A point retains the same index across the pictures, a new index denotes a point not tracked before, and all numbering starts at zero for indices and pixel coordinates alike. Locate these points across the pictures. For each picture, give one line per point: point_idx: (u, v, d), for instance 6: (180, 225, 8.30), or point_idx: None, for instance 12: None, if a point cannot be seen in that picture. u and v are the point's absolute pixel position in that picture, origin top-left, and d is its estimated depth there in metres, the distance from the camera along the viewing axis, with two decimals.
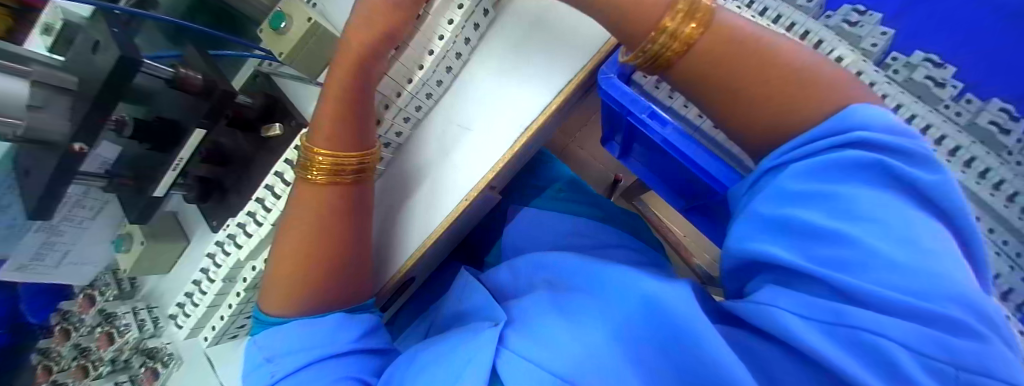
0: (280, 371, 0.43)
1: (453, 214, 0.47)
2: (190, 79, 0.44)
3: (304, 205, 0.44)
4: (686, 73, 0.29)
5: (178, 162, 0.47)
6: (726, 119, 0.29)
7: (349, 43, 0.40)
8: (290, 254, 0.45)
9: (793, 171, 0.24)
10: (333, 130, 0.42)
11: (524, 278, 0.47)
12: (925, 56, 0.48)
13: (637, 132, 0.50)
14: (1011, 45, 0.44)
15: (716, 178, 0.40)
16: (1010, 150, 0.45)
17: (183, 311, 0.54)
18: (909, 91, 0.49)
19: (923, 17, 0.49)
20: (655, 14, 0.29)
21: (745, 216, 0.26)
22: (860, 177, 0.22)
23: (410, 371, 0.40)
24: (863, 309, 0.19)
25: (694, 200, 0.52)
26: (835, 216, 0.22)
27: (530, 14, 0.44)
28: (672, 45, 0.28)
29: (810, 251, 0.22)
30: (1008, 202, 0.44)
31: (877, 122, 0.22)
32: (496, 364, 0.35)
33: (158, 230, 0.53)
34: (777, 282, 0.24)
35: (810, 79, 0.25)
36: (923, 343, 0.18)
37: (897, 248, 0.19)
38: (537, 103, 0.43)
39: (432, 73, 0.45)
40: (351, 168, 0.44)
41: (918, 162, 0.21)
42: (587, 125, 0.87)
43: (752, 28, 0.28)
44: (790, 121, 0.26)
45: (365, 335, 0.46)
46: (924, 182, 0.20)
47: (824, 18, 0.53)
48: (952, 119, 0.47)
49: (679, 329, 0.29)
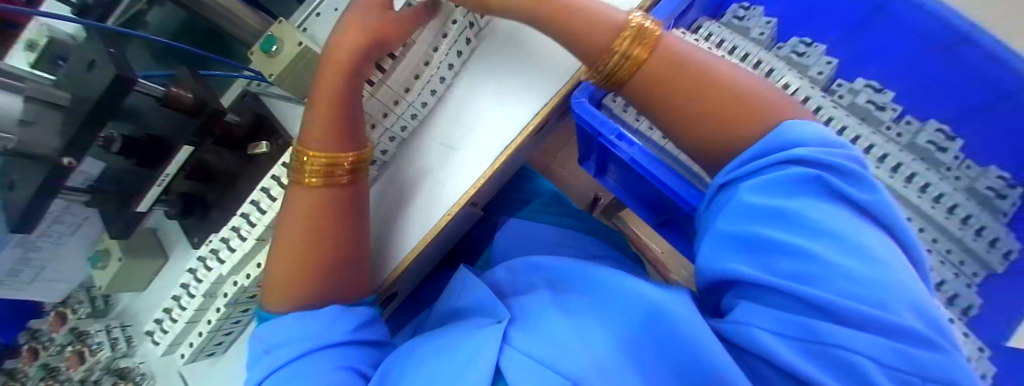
0: (278, 362, 0.37)
1: (435, 229, 0.46)
2: (181, 97, 0.44)
3: (297, 211, 0.42)
4: (636, 89, 0.34)
5: (164, 178, 0.48)
6: (675, 133, 0.33)
7: (336, 52, 0.39)
8: (286, 261, 0.43)
9: (750, 189, 0.26)
10: (325, 129, 0.41)
11: (523, 279, 0.45)
12: (866, 82, 0.51)
13: (609, 153, 0.51)
14: (944, 74, 0.47)
15: (678, 194, 0.40)
16: (948, 166, 0.47)
17: (161, 328, 0.53)
18: (854, 114, 0.51)
19: (860, 49, 0.52)
20: (607, 39, 0.34)
21: (712, 234, 0.28)
22: (812, 196, 0.25)
23: (412, 365, 0.37)
24: (834, 325, 0.21)
25: (662, 215, 0.56)
26: (793, 232, 0.24)
27: (513, 43, 0.45)
28: (624, 64, 0.33)
29: (771, 266, 0.24)
30: (962, 224, 0.45)
31: (810, 138, 0.26)
32: (500, 363, 0.32)
33: (137, 247, 0.53)
34: (746, 298, 0.26)
35: (739, 98, 0.30)
36: (885, 353, 0.20)
37: (851, 261, 0.21)
38: (519, 121, 0.43)
39: (417, 95, 0.44)
40: (344, 169, 0.42)
41: (854, 179, 0.24)
42: (569, 146, 0.86)
43: (692, 53, 0.33)
44: (726, 136, 0.30)
45: (363, 326, 0.42)
46: (859, 198, 0.23)
47: (774, 50, 0.55)
48: (894, 139, 0.49)
49: (684, 342, 0.27)
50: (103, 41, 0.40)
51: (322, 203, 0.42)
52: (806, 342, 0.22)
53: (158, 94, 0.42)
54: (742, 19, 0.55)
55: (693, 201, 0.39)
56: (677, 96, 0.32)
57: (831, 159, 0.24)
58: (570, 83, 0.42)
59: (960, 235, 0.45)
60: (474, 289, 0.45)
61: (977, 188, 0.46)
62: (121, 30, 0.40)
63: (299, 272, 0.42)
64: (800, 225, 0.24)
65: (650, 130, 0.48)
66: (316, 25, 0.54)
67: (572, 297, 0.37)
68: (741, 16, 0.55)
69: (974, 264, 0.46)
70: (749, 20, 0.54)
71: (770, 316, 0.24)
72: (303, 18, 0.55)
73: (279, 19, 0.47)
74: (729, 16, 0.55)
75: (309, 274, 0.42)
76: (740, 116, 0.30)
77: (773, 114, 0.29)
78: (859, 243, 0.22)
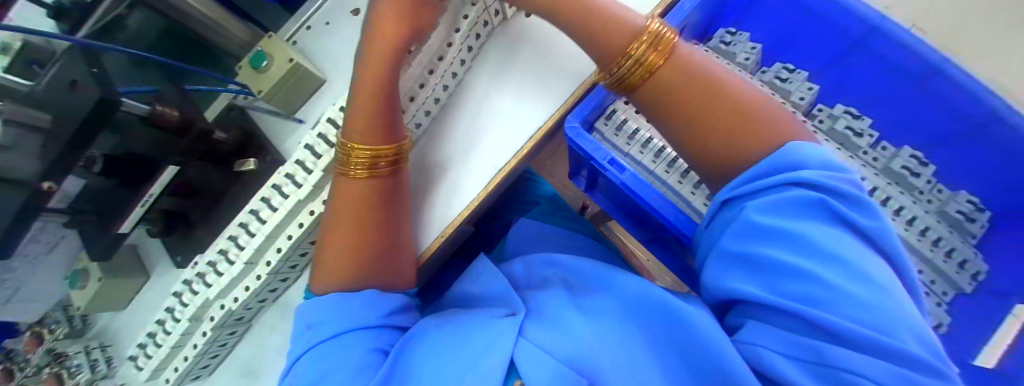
0: (318, 338, 0.37)
1: (430, 249, 0.46)
2: (167, 115, 0.44)
3: (345, 202, 0.40)
4: (647, 95, 0.35)
5: (146, 199, 0.46)
6: (683, 143, 0.34)
7: (365, 67, 0.40)
8: (336, 243, 0.40)
9: (755, 206, 0.27)
10: (369, 123, 0.39)
11: (536, 273, 0.45)
12: (845, 109, 0.55)
13: (601, 176, 0.54)
14: (911, 102, 0.50)
15: (668, 219, 0.42)
16: (921, 190, 0.50)
17: (144, 352, 0.52)
18: (833, 139, 0.55)
19: (836, 77, 0.56)
20: (624, 42, 0.35)
21: (718, 252, 0.30)
22: (816, 219, 0.26)
23: (427, 351, 0.36)
24: (838, 347, 0.22)
25: (652, 234, 0.59)
26: (798, 253, 0.25)
27: (505, 65, 0.46)
28: (636, 69, 0.34)
29: (776, 287, 0.25)
30: (934, 247, 0.47)
31: (813, 161, 0.27)
32: (513, 356, 0.33)
33: (117, 267, 0.52)
34: (752, 317, 0.27)
35: (745, 109, 0.31)
36: (891, 377, 0.20)
37: (854, 284, 0.22)
38: (523, 133, 0.44)
39: (413, 116, 0.46)
40: (387, 161, 0.40)
41: (861, 206, 0.26)
42: (555, 156, 0.87)
43: (704, 62, 0.34)
44: (735, 148, 0.31)
45: (399, 310, 0.41)
46: (862, 224, 0.25)
47: (760, 73, 0.59)
48: (870, 163, 0.53)
49: (708, 353, 0.27)
50: (85, 60, 0.38)
51: (362, 193, 0.40)
52: (811, 365, 0.22)
53: (144, 113, 0.42)
54: (728, 44, 0.58)
55: (682, 228, 0.41)
56: (684, 101, 0.33)
57: (834, 184, 0.26)
58: (563, 109, 0.43)
59: (931, 255, 0.47)
60: (496, 277, 0.44)
61: (948, 212, 0.49)
62: (90, 44, 0.38)
63: (345, 259, 0.40)
64: (804, 247, 0.25)
65: (640, 154, 0.49)
66: (306, 38, 0.54)
67: (593, 297, 0.38)
68: (728, 41, 0.58)
69: (943, 282, 0.48)
70: (735, 46, 0.57)
71: (776, 338, 0.24)
72: (292, 31, 0.54)
73: (268, 36, 0.49)
74: (716, 41, 0.58)
75: (362, 260, 0.40)
76: (747, 133, 0.30)
77: (775, 134, 0.30)
78: (858, 265, 0.23)
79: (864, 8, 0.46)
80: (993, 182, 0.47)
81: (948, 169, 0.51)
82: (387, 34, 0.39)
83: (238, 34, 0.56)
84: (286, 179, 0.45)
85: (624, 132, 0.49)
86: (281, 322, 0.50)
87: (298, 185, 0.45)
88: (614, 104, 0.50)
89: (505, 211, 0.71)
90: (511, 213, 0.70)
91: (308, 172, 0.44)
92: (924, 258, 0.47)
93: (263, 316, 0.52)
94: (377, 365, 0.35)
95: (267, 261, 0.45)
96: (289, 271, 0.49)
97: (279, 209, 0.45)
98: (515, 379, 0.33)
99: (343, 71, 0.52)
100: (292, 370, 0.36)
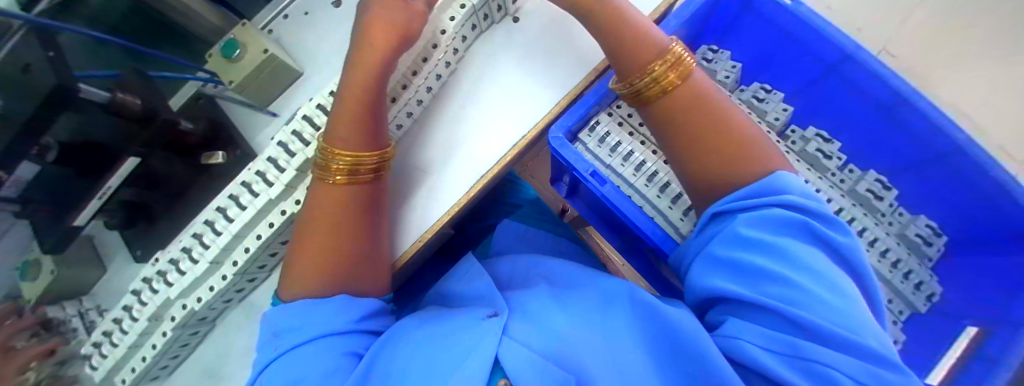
0: (281, 348, 0.35)
1: (407, 253, 0.45)
2: (130, 104, 0.41)
3: (326, 203, 0.39)
4: (658, 109, 0.35)
5: (105, 190, 0.44)
6: (683, 161, 0.34)
7: (355, 72, 0.39)
8: (313, 246, 0.39)
9: (743, 220, 0.28)
10: (354, 128, 0.38)
11: (522, 273, 0.45)
12: (817, 131, 0.57)
13: (582, 186, 0.54)
14: (882, 131, 0.52)
15: (644, 232, 0.42)
16: (883, 213, 0.53)
17: (99, 351, 0.50)
18: (804, 159, 0.57)
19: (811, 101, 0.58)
20: (648, 58, 0.35)
21: (705, 258, 0.30)
22: (796, 236, 0.27)
23: (405, 347, 0.35)
24: (817, 344, 0.23)
25: (629, 244, 0.60)
26: (777, 261, 0.26)
27: (496, 68, 0.46)
28: (654, 85, 0.34)
29: (757, 288, 0.26)
30: (892, 268, 0.50)
31: (794, 186, 0.29)
32: (497, 356, 0.31)
33: (71, 259, 0.50)
34: (735, 315, 0.28)
35: (747, 138, 0.32)
36: (860, 372, 0.22)
37: (826, 291, 0.24)
38: (511, 137, 0.44)
39: (395, 117, 0.45)
40: (368, 169, 0.39)
41: (833, 224, 0.28)
42: (538, 158, 0.87)
43: (717, 90, 0.35)
44: (732, 173, 0.31)
45: (371, 315, 0.40)
46: (835, 239, 0.27)
47: (739, 92, 0.60)
48: (839, 185, 0.55)
49: (698, 351, 0.27)
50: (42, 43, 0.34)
51: (348, 199, 0.39)
52: (792, 359, 0.23)
53: (104, 100, 0.38)
54: (710, 61, 0.59)
55: (658, 242, 0.41)
56: (691, 123, 0.33)
57: (814, 206, 0.28)
58: (548, 117, 0.43)
59: (891, 276, 0.50)
60: (476, 279, 0.44)
61: (907, 235, 0.52)
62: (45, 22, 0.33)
63: (325, 261, 0.39)
64: (785, 257, 0.26)
65: (622, 166, 0.48)
66: (282, 28, 0.52)
67: (575, 295, 0.38)
68: (709, 58, 0.59)
69: (900, 301, 0.51)
70: (716, 64, 0.58)
71: (759, 333, 0.25)
72: (268, 19, 0.52)
73: (241, 24, 0.46)
74: (699, 59, 0.59)
75: (346, 260, 0.39)
76: (746, 162, 0.31)
77: (770, 163, 0.31)
78: (828, 276, 0.25)
79: (841, 36, 0.47)
80: (948, 210, 0.50)
81: (912, 193, 0.54)
82: (380, 37, 0.38)
83: (210, 18, 0.54)
84: (256, 177, 0.43)
85: (607, 143, 0.49)
86: (247, 322, 0.50)
87: (269, 183, 0.43)
88: (596, 115, 0.50)
89: (482, 214, 0.71)
90: (492, 216, 0.70)
91: (280, 171, 0.43)
92: (885, 280, 0.50)
93: (227, 316, 0.51)
94: (350, 369, 0.34)
95: (233, 261, 0.44)
96: (256, 271, 0.48)
97: (247, 208, 0.43)
98: (500, 378, 0.31)
99: (320, 65, 0.51)
100: (258, 378, 0.35)
